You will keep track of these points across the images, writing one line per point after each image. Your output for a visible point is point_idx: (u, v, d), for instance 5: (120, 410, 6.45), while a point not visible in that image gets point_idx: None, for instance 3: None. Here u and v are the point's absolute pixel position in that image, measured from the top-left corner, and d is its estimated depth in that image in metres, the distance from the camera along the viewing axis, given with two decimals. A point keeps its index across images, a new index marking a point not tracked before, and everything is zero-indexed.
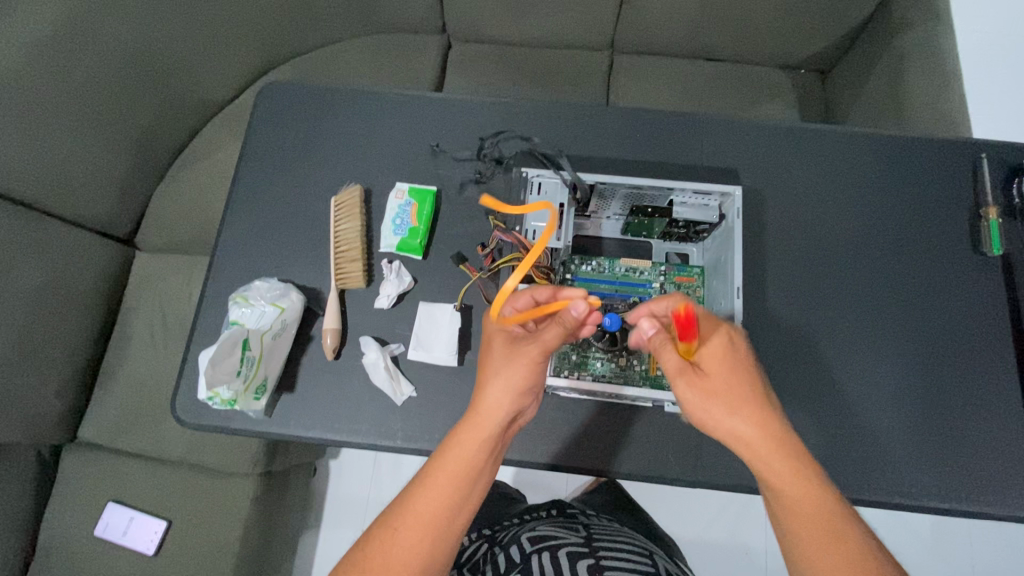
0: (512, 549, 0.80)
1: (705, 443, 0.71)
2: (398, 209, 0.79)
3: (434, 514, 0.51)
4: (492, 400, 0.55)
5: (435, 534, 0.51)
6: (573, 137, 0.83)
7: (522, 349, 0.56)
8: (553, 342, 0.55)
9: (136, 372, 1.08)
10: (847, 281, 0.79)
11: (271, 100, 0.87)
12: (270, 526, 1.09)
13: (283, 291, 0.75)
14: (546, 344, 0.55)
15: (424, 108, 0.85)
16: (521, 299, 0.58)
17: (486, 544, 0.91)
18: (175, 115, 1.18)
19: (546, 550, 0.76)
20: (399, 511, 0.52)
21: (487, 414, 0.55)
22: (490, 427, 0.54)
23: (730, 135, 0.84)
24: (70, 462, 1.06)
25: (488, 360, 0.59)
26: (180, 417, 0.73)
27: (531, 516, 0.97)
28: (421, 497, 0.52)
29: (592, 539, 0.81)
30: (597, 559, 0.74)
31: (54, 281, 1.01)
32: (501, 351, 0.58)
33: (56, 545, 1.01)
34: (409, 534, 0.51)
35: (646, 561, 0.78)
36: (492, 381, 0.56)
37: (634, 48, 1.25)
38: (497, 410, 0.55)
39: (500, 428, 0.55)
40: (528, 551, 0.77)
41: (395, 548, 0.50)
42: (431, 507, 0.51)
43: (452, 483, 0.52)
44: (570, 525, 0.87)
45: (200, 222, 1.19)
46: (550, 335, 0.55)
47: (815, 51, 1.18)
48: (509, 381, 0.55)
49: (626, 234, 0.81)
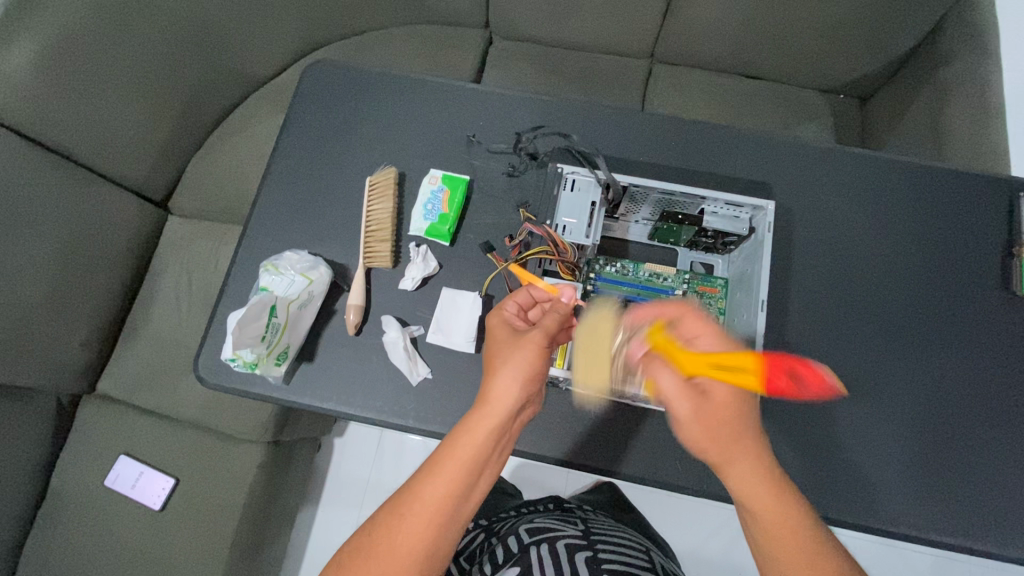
0: (511, 540, 0.81)
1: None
2: (431, 194, 0.80)
3: (440, 502, 0.51)
4: (502, 388, 0.55)
5: (440, 524, 0.51)
6: (610, 139, 0.84)
7: (526, 338, 0.58)
8: (554, 327, 0.58)
9: (159, 331, 1.11)
10: (871, 307, 0.78)
11: (314, 78, 0.89)
12: (275, 494, 1.11)
13: (312, 263, 0.76)
14: (550, 331, 0.58)
15: (464, 98, 0.87)
16: (521, 295, 0.65)
17: (484, 534, 0.92)
18: (218, 86, 1.21)
19: (544, 542, 0.76)
20: (406, 498, 0.52)
21: (496, 405, 0.54)
22: (499, 417, 0.54)
23: (766, 151, 0.84)
24: (88, 412, 1.09)
25: (494, 348, 0.60)
26: (200, 376, 0.75)
27: (530, 509, 0.98)
28: (428, 484, 0.52)
29: (589, 533, 0.81)
30: (594, 551, 0.75)
31: (86, 236, 1.04)
32: (510, 339, 0.59)
33: (68, 491, 1.04)
34: (414, 520, 0.51)
35: (645, 559, 0.78)
36: (500, 372, 0.56)
37: (673, 58, 1.25)
38: (509, 400, 0.54)
39: (510, 416, 0.54)
40: (525, 543, 0.78)
41: (401, 535, 0.50)
42: (438, 494, 0.51)
43: (460, 474, 0.52)
44: (569, 519, 0.87)
45: (234, 191, 1.21)
46: (548, 319, 0.58)
47: (856, 77, 1.18)
48: (518, 370, 0.56)
49: (653, 240, 0.81)
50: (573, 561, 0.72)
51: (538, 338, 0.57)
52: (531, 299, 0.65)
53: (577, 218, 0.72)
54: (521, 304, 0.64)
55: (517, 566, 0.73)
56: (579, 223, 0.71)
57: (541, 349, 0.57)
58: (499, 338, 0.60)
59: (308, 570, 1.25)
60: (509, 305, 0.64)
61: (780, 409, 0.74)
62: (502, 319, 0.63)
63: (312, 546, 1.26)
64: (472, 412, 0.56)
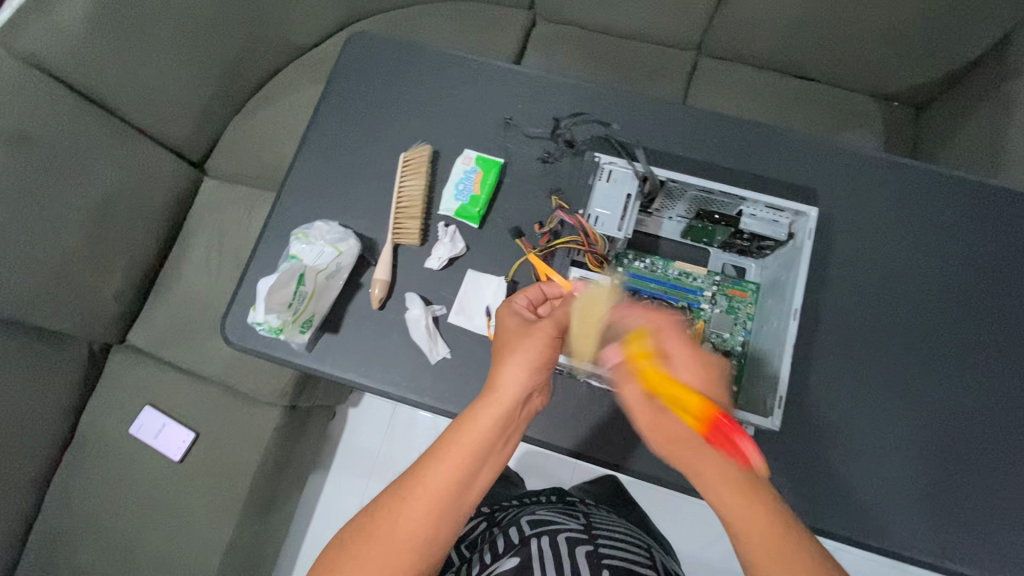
0: (512, 531, 0.81)
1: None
2: (463, 175, 0.80)
3: (443, 487, 0.52)
4: (509, 376, 0.56)
5: (442, 509, 0.52)
6: (651, 131, 0.82)
7: (535, 328, 0.59)
8: (566, 320, 0.59)
9: (189, 289, 1.13)
10: (907, 325, 0.75)
11: (357, 49, 0.89)
12: (289, 457, 1.14)
13: (343, 235, 0.76)
14: (561, 322, 0.59)
15: (505, 78, 0.85)
16: (532, 289, 0.64)
17: (485, 523, 0.93)
18: (259, 52, 1.22)
19: (545, 534, 0.76)
20: (410, 483, 0.53)
21: (503, 393, 0.55)
22: (504, 410, 0.55)
23: (811, 155, 0.81)
24: (117, 361, 1.13)
25: (504, 338, 0.60)
26: (227, 336, 0.77)
27: (533, 500, 0.98)
28: (433, 469, 0.53)
29: (591, 528, 0.81)
30: (596, 545, 0.75)
31: (124, 190, 1.07)
32: (520, 329, 0.60)
33: (94, 434, 1.08)
34: (418, 505, 0.52)
35: (645, 556, 0.78)
36: (508, 360, 0.57)
37: (720, 52, 1.21)
38: (516, 387, 0.55)
39: (515, 404, 0.55)
40: (527, 534, 0.78)
41: (404, 517, 0.51)
42: (441, 480, 0.53)
43: (463, 465, 0.53)
44: (571, 513, 0.87)
45: (268, 158, 1.23)
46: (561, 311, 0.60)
47: (912, 85, 1.13)
48: (527, 358, 0.57)
49: (685, 238, 0.77)
50: (574, 556, 0.72)
51: (549, 328, 0.58)
52: (542, 293, 0.64)
53: (612, 210, 0.68)
54: (530, 299, 0.64)
55: (517, 557, 0.73)
56: (612, 215, 0.68)
57: (551, 340, 0.58)
58: (508, 329, 0.60)
59: (315, 533, 1.29)
60: (518, 299, 0.64)
61: (801, 419, 0.72)
62: (510, 309, 0.62)
63: (320, 510, 1.30)
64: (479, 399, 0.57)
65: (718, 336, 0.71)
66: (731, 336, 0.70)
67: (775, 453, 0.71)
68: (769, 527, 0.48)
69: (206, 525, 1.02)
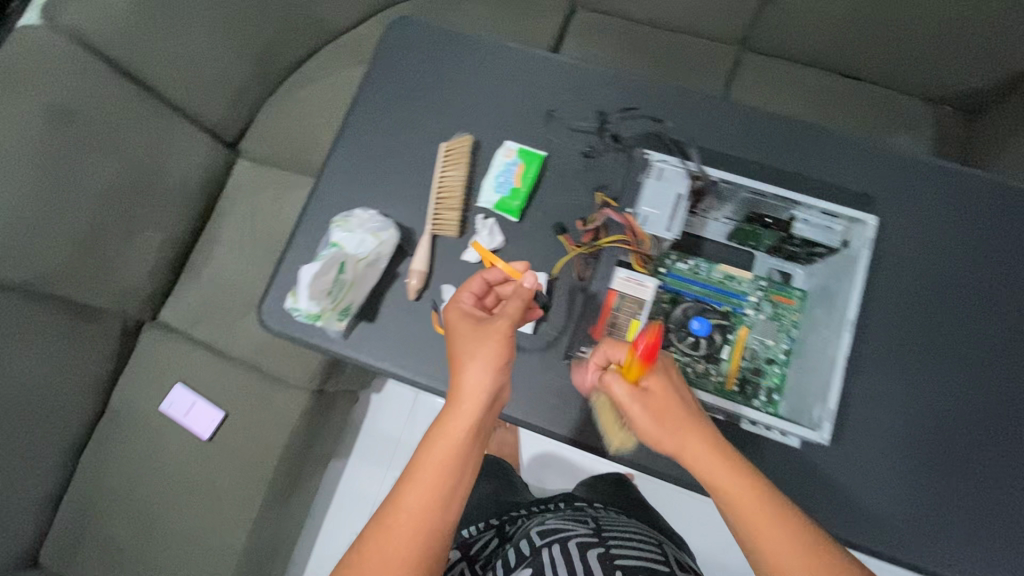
0: (522, 543, 0.80)
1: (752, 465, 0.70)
2: (504, 167, 0.79)
3: (426, 508, 0.52)
4: (472, 381, 0.57)
5: (429, 526, 0.52)
6: (698, 129, 0.80)
7: (490, 329, 0.60)
8: (517, 314, 0.61)
9: (221, 270, 1.14)
10: (957, 340, 0.73)
11: (399, 34, 0.87)
12: (314, 440, 1.15)
13: (383, 223, 0.75)
14: (513, 318, 0.61)
15: (550, 69, 0.83)
16: (475, 284, 0.65)
17: (497, 539, 0.92)
18: (295, 33, 1.19)
19: (556, 542, 0.76)
20: (391, 510, 0.53)
21: (470, 399, 0.56)
22: (472, 416, 0.56)
23: (865, 159, 0.78)
24: (149, 339, 1.14)
25: (459, 343, 0.61)
26: (264, 321, 0.77)
27: (542, 508, 0.97)
28: (411, 492, 0.53)
29: (601, 530, 0.81)
30: (607, 552, 0.74)
31: (159, 169, 1.07)
32: (474, 330, 0.61)
33: (126, 409, 1.10)
34: (404, 530, 0.51)
35: (658, 551, 0.78)
36: (469, 365, 0.58)
37: (765, 47, 1.17)
38: (481, 390, 0.57)
39: (483, 405, 0.56)
40: (538, 545, 0.77)
41: (392, 545, 0.51)
42: (421, 499, 0.52)
43: (439, 479, 0.53)
44: (579, 519, 0.85)
45: (300, 142, 1.21)
46: (511, 307, 0.61)
47: (968, 88, 1.08)
48: (487, 360, 0.58)
49: (731, 240, 0.74)
50: (588, 563, 0.71)
51: (504, 326, 0.60)
52: (486, 286, 0.66)
53: (660, 209, 0.66)
54: (475, 292, 0.65)
55: (530, 568, 0.73)
56: (660, 214, 0.66)
57: (506, 336, 0.60)
58: (462, 332, 0.61)
59: (334, 515, 1.31)
60: (465, 297, 0.65)
61: (840, 432, 0.70)
62: (459, 310, 0.63)
63: (340, 494, 1.32)
64: (446, 408, 0.57)
65: (761, 342, 0.69)
66: (775, 343, 0.69)
67: (813, 465, 0.69)
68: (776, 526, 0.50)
69: (233, 501, 1.04)
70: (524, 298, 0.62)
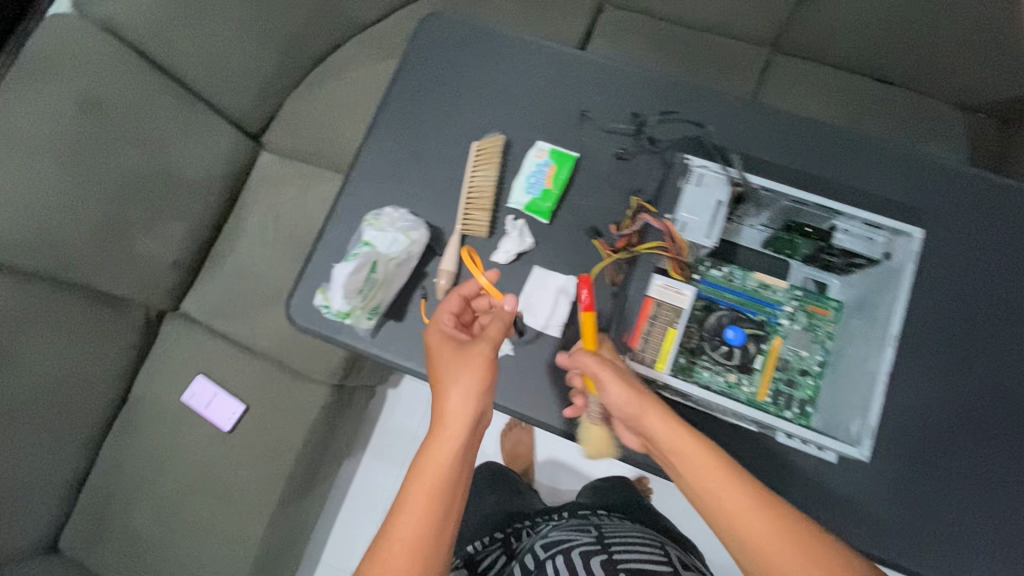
0: (527, 557, 0.82)
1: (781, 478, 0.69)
2: (536, 167, 0.78)
3: (419, 537, 0.52)
4: (455, 404, 0.58)
5: (423, 555, 0.52)
6: (735, 134, 0.78)
7: (472, 352, 0.61)
8: (498, 337, 0.63)
9: (243, 263, 1.14)
10: (1000, 356, 0.71)
11: (432, 31, 0.87)
12: (331, 435, 1.15)
13: (414, 223, 0.75)
14: (494, 341, 0.62)
15: (585, 69, 0.82)
16: (453, 303, 0.67)
17: (505, 557, 0.93)
18: (322, 25, 1.18)
19: (559, 554, 0.77)
20: (384, 540, 0.52)
21: (454, 422, 0.57)
22: (458, 438, 0.56)
23: (906, 169, 0.76)
24: (170, 329, 1.15)
25: (440, 364, 0.61)
26: (292, 317, 0.77)
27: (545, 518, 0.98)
28: (403, 521, 0.53)
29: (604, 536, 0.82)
30: (610, 561, 0.74)
31: (186, 161, 1.07)
32: (455, 353, 0.61)
33: (147, 399, 1.10)
34: (399, 560, 0.51)
35: (661, 552, 0.79)
36: (451, 389, 0.58)
37: (798, 49, 1.15)
38: (464, 413, 0.57)
39: (468, 427, 0.57)
40: (542, 558, 0.78)
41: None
42: (414, 527, 0.52)
43: (426, 509, 0.53)
44: (581, 528, 0.85)
45: (324, 135, 1.20)
46: (491, 330, 0.63)
47: (1011, 96, 1.04)
48: (469, 384, 0.58)
49: (766, 248, 0.74)
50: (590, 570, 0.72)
51: (486, 349, 0.61)
52: (463, 302, 0.68)
53: (700, 216, 0.66)
54: (453, 310, 0.67)
55: None
56: (700, 221, 0.65)
57: (489, 359, 0.61)
58: (445, 355, 0.62)
59: (348, 509, 1.31)
60: (445, 318, 0.66)
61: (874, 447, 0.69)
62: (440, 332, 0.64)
63: (354, 488, 1.32)
64: (432, 432, 0.57)
65: (795, 353, 0.68)
66: (809, 354, 0.68)
67: (845, 480, 0.68)
68: (764, 518, 0.52)
69: (252, 494, 1.05)
70: (502, 319, 0.65)
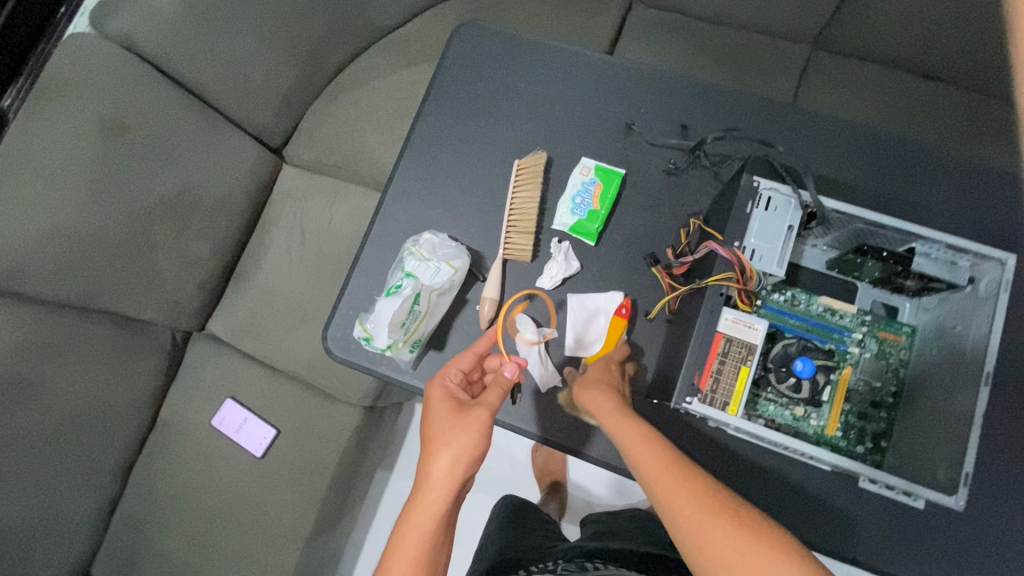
0: None
1: (842, 510, 0.66)
2: (581, 186, 0.74)
3: None
4: (438, 465, 0.53)
5: None
6: (791, 146, 0.74)
7: (467, 415, 0.55)
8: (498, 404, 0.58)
9: (269, 281, 1.11)
10: None
11: (466, 41, 0.82)
12: (363, 456, 1.12)
13: (456, 250, 0.72)
14: (493, 407, 0.57)
15: (630, 78, 0.77)
16: (464, 362, 0.63)
17: None
18: (343, 32, 1.13)
19: None
20: None
21: (437, 484, 0.52)
22: (439, 500, 0.52)
23: (977, 181, 0.72)
24: (197, 350, 1.12)
25: (434, 424, 0.56)
26: (329, 348, 0.74)
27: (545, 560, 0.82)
28: None
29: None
30: None
31: (209, 179, 1.04)
32: (447, 412, 0.56)
33: (175, 423, 1.08)
34: None
35: None
36: (438, 450, 0.54)
37: (843, 46, 1.08)
38: (444, 471, 0.53)
39: (450, 487, 0.53)
40: None
41: None
42: None
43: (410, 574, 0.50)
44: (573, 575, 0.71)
45: (347, 147, 1.16)
46: (489, 396, 0.58)
47: None
48: (458, 445, 0.53)
49: (832, 269, 0.69)
50: None
51: (483, 414, 0.55)
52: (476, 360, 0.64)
53: (771, 244, 0.58)
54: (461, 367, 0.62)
55: None
56: (772, 249, 0.58)
57: (485, 424, 0.55)
58: (436, 413, 0.57)
59: (378, 527, 1.29)
60: (450, 376, 0.61)
61: None
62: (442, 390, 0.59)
63: (384, 506, 1.30)
64: (415, 491, 0.53)
65: (864, 383, 0.64)
66: (881, 385, 0.64)
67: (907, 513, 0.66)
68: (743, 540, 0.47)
69: (285, 519, 1.03)
70: (503, 386, 0.60)
